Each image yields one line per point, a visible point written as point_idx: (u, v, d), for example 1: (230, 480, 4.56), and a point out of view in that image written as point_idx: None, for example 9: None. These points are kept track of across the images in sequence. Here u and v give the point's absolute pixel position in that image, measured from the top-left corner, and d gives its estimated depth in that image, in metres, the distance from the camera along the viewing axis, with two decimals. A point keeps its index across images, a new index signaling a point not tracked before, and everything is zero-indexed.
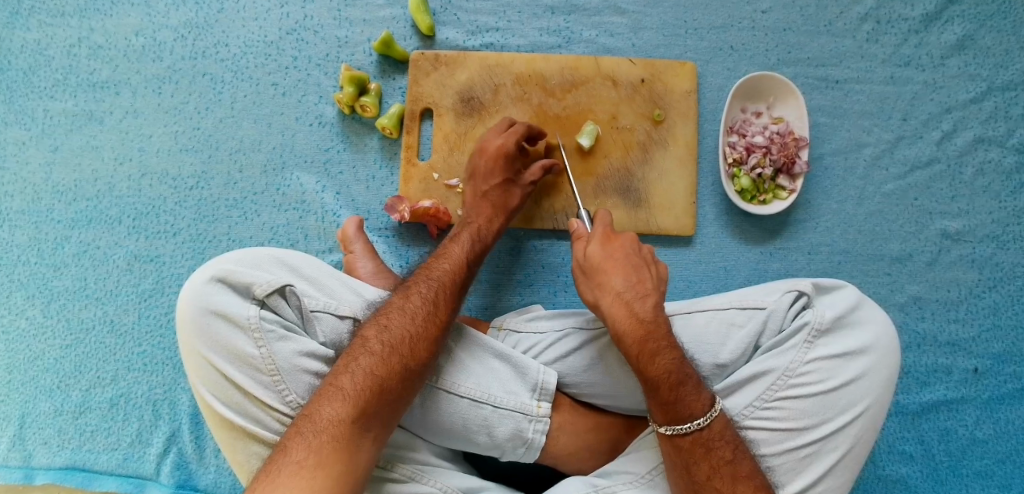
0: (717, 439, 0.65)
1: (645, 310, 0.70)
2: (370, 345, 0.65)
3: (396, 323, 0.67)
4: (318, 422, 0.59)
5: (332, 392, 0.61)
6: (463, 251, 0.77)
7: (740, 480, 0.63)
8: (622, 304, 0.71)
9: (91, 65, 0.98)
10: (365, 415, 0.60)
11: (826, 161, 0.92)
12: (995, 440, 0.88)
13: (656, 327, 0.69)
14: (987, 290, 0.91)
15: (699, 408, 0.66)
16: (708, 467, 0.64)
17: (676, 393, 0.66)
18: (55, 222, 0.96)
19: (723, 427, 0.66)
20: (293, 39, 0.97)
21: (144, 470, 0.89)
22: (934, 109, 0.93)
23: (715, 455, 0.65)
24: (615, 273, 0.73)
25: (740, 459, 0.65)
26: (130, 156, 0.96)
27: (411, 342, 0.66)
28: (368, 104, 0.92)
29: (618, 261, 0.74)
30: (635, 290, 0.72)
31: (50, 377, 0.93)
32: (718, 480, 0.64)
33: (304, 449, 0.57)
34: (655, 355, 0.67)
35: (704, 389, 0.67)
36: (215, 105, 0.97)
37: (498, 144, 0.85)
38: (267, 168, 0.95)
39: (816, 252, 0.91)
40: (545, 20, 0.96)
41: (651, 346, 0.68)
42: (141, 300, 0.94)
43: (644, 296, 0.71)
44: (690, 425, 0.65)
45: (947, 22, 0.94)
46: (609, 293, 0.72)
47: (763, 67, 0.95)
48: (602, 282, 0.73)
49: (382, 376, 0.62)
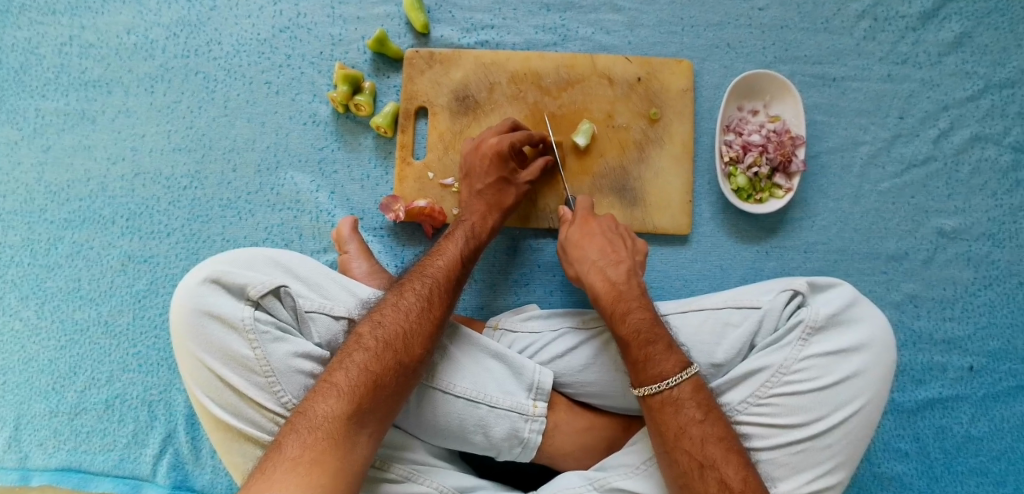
0: (688, 400, 0.66)
1: (618, 275, 0.77)
2: (365, 341, 0.64)
3: (390, 319, 0.67)
4: (313, 418, 0.59)
5: (326, 388, 0.61)
6: (459, 248, 0.77)
7: (711, 441, 0.64)
8: (597, 272, 0.77)
9: (82, 64, 0.97)
10: (361, 410, 0.60)
11: (822, 160, 0.92)
12: (990, 437, 0.89)
13: (628, 290, 0.75)
14: (982, 289, 0.91)
15: (669, 370, 0.67)
16: (678, 424, 0.65)
17: (645, 353, 0.69)
18: (48, 223, 0.95)
19: (694, 390, 0.67)
20: (286, 37, 0.96)
21: (140, 471, 0.89)
22: (931, 107, 0.93)
23: (682, 414, 0.65)
24: (591, 246, 0.80)
25: (712, 422, 0.65)
26: (122, 156, 0.96)
27: (406, 338, 0.65)
28: (362, 103, 0.91)
29: (593, 236, 0.81)
30: (607, 259, 0.78)
31: (44, 379, 0.92)
32: (687, 441, 0.64)
33: (300, 446, 0.56)
34: (625, 315, 0.72)
35: (676, 352, 0.69)
36: (208, 104, 0.96)
37: (490, 142, 0.84)
38: (261, 167, 0.94)
39: (812, 251, 0.91)
40: (541, 18, 0.95)
41: (623, 305, 0.74)
42: (135, 301, 0.93)
43: (617, 263, 0.78)
44: (659, 384, 0.67)
45: (944, 20, 0.93)
46: (585, 263, 0.79)
47: (759, 65, 0.94)
48: (579, 257, 0.80)
49: (377, 373, 0.62)
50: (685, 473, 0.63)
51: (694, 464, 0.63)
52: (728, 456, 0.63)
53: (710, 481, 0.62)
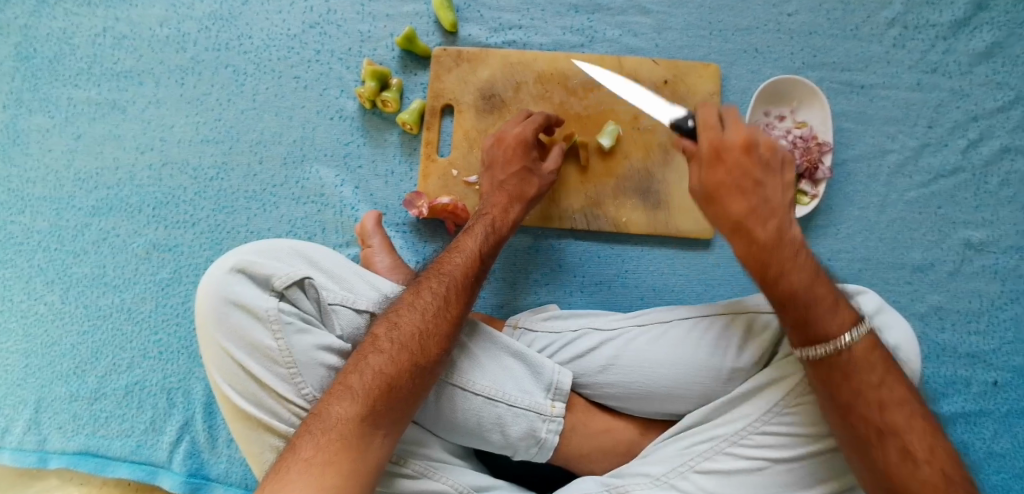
0: (863, 361, 0.59)
1: (770, 232, 0.63)
2: (380, 343, 0.64)
3: (407, 320, 0.66)
4: (327, 421, 0.59)
5: (341, 391, 0.61)
6: (478, 244, 0.76)
7: (892, 408, 0.58)
8: (742, 232, 0.64)
9: (115, 55, 0.98)
10: (375, 413, 0.60)
11: (848, 167, 0.91)
12: (1013, 454, 0.87)
13: (781, 249, 0.62)
14: (1009, 302, 0.90)
15: (836, 331, 0.59)
16: (851, 392, 0.59)
17: (808, 314, 0.60)
18: (76, 210, 0.96)
19: (868, 349, 0.59)
20: (315, 33, 0.97)
21: (156, 457, 0.90)
22: (960, 117, 0.92)
23: (858, 381, 0.59)
24: (732, 194, 0.64)
25: (892, 384, 0.59)
26: (151, 146, 0.97)
27: (422, 339, 0.65)
28: (389, 99, 0.92)
29: (732, 182, 0.64)
30: (756, 212, 0.63)
31: (66, 363, 0.93)
32: (864, 406, 0.58)
33: (315, 447, 0.57)
34: (779, 279, 0.61)
35: (843, 309, 0.60)
36: (237, 97, 0.97)
37: (514, 133, 0.84)
38: (286, 160, 0.95)
39: (836, 259, 0.90)
40: (569, 19, 0.95)
41: (775, 269, 0.62)
42: (158, 289, 0.94)
43: (768, 216, 0.63)
44: (826, 347, 0.59)
45: (976, 29, 0.93)
46: (727, 218, 0.64)
47: (787, 70, 0.94)
48: (718, 206, 0.65)
49: (391, 375, 0.62)
50: (864, 440, 0.58)
51: (872, 429, 0.58)
52: (912, 422, 0.57)
53: (892, 449, 0.57)
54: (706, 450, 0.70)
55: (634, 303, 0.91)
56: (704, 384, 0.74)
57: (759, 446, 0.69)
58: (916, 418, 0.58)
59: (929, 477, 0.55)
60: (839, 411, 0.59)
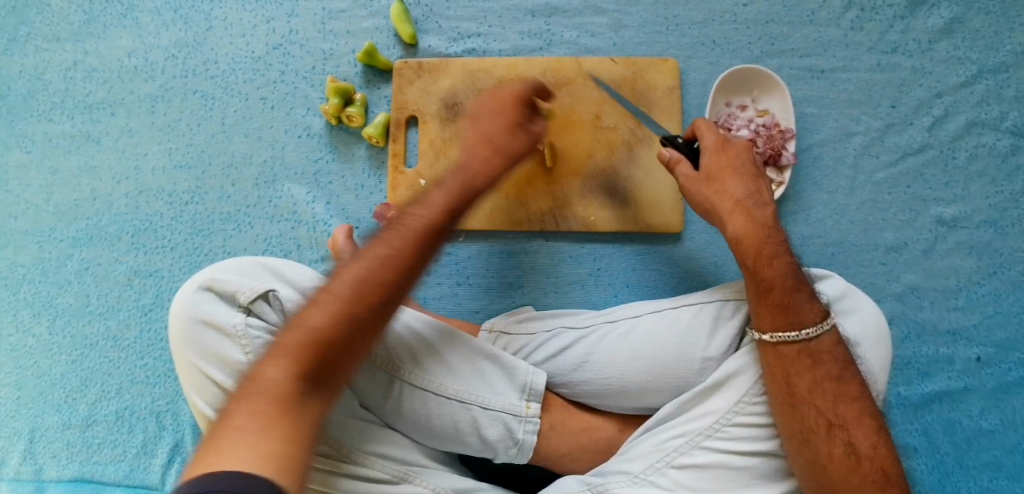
0: (826, 354, 0.66)
1: (764, 217, 0.71)
2: (319, 295, 0.54)
3: (349, 271, 0.56)
4: (258, 386, 0.48)
5: (280, 349, 0.51)
6: (444, 198, 0.67)
7: (843, 401, 0.63)
8: (743, 212, 0.72)
9: (87, 88, 1.01)
10: (313, 372, 0.50)
11: (814, 152, 0.91)
12: (1002, 429, 0.86)
13: (774, 233, 0.70)
14: (986, 277, 0.89)
15: (812, 318, 0.67)
16: (811, 380, 0.65)
17: (789, 298, 0.67)
18: (57, 241, 0.98)
19: (832, 345, 0.66)
20: (279, 54, 0.99)
21: (149, 481, 0.91)
22: (924, 95, 0.91)
23: (820, 371, 0.65)
24: (735, 179, 0.74)
25: (846, 381, 0.65)
26: (126, 175, 0.99)
27: (369, 287, 0.56)
28: (353, 114, 0.93)
29: (735, 169, 0.74)
30: (753, 199, 0.73)
31: (57, 393, 0.95)
32: (820, 397, 0.64)
33: (248, 415, 0.46)
34: (774, 259, 0.69)
35: (819, 302, 0.68)
36: (207, 121, 0.99)
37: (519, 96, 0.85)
38: (258, 181, 0.97)
39: (808, 245, 0.90)
40: (526, 24, 0.96)
41: (771, 249, 0.69)
42: (141, 314, 0.96)
43: (761, 205, 0.73)
44: (797, 334, 0.66)
45: (933, 7, 0.93)
46: (728, 199, 0.73)
47: (747, 60, 0.94)
48: (720, 188, 0.74)
49: (329, 329, 0.52)
50: (810, 430, 0.63)
51: (822, 422, 0.63)
52: (858, 420, 0.63)
53: (839, 441, 0.62)
54: (683, 443, 0.70)
55: (608, 300, 0.91)
56: (676, 375, 0.74)
57: (732, 438, 0.70)
58: (863, 417, 0.63)
59: (867, 470, 0.60)
60: (794, 403, 0.65)
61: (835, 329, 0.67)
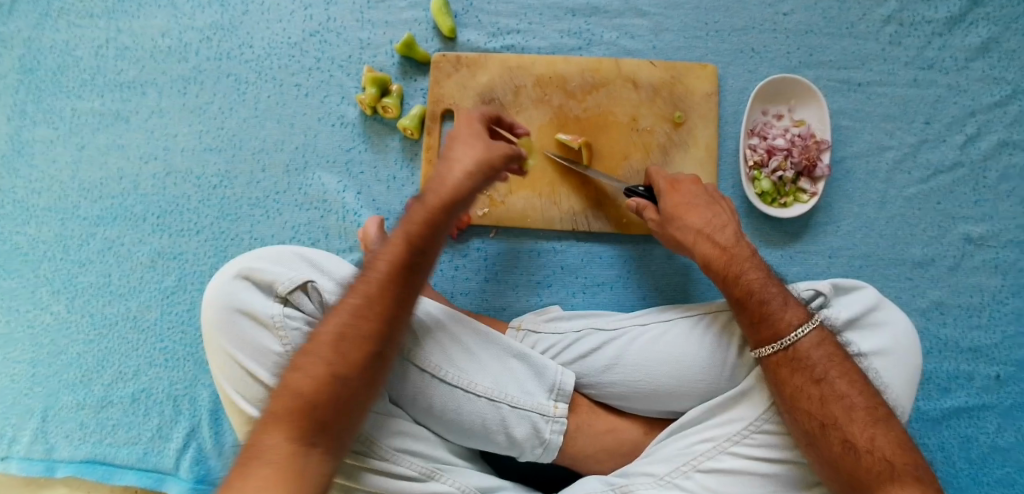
0: (811, 358, 0.65)
1: (726, 239, 0.74)
2: (299, 359, 0.59)
3: (325, 329, 0.61)
4: (249, 451, 0.54)
5: (270, 417, 0.56)
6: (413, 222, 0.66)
7: (830, 401, 0.62)
8: (704, 239, 0.75)
9: (118, 65, 1.00)
10: (303, 431, 0.55)
11: (847, 165, 0.92)
12: (1017, 447, 0.87)
13: (734, 253, 0.72)
14: (1010, 296, 0.90)
15: (784, 327, 0.66)
16: (793, 387, 0.64)
17: (762, 311, 0.68)
18: (80, 219, 0.97)
19: (812, 347, 0.65)
20: (315, 41, 0.98)
21: (163, 465, 0.90)
22: (958, 112, 0.92)
23: (801, 375, 0.65)
24: (692, 212, 0.77)
25: (833, 380, 0.64)
26: (154, 155, 0.98)
27: (343, 344, 0.59)
28: (390, 105, 0.92)
29: (689, 204, 0.78)
30: (713, 223, 0.76)
31: (73, 372, 0.94)
32: (806, 401, 0.64)
33: (253, 475, 0.51)
34: (740, 276, 0.70)
35: (793, 307, 0.67)
36: (239, 105, 0.98)
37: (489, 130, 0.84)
38: (288, 167, 0.96)
39: (837, 256, 0.91)
40: (566, 23, 0.96)
41: (736, 268, 0.71)
42: (163, 297, 0.95)
43: (724, 227, 0.76)
44: (774, 345, 0.66)
45: (972, 25, 0.93)
46: (690, 230, 0.76)
47: (784, 69, 0.94)
48: (682, 221, 0.77)
49: (309, 392, 0.57)
50: (808, 432, 0.63)
51: (815, 423, 0.62)
52: (852, 416, 0.61)
53: (835, 440, 0.61)
54: (707, 450, 0.71)
55: (635, 303, 0.92)
56: (708, 381, 0.75)
57: (760, 446, 0.70)
58: (857, 413, 0.62)
59: (868, 465, 0.59)
60: (786, 408, 0.65)
61: (820, 331, 0.66)
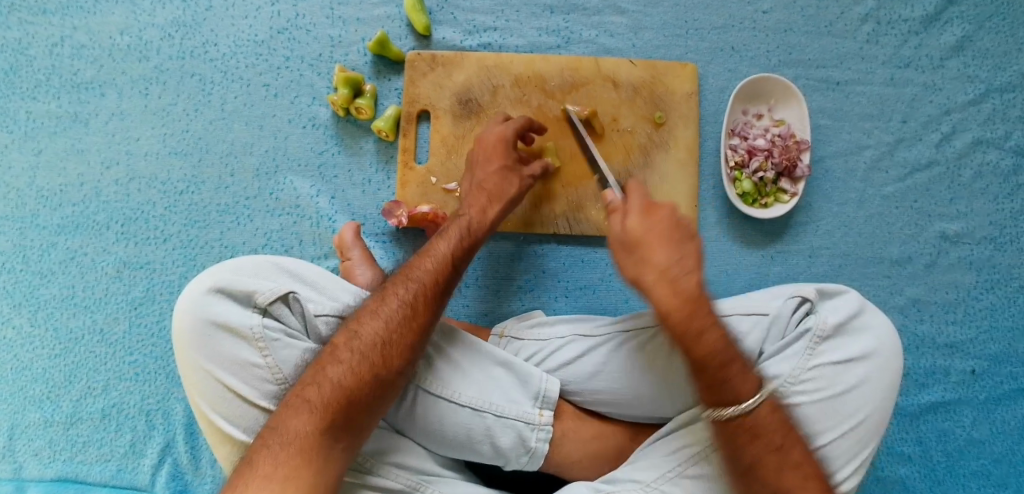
0: (766, 424, 0.62)
1: (689, 288, 0.63)
2: (340, 353, 0.62)
3: (368, 329, 0.64)
4: (285, 434, 0.57)
5: (299, 404, 0.59)
6: (450, 247, 0.72)
7: (787, 469, 0.60)
8: (666, 284, 0.63)
9: (75, 65, 0.95)
10: (330, 426, 0.58)
11: (827, 164, 0.92)
12: (992, 440, 0.89)
13: (703, 304, 0.62)
14: (984, 292, 0.91)
15: (746, 392, 0.62)
16: (751, 453, 0.61)
17: (722, 374, 0.62)
18: (40, 228, 0.93)
19: (770, 412, 0.62)
20: (284, 39, 0.94)
21: (138, 481, 0.87)
22: (933, 111, 0.93)
23: (761, 443, 0.61)
24: (659, 247, 0.64)
25: (789, 447, 0.61)
26: (117, 160, 0.93)
27: (384, 349, 0.63)
28: (363, 107, 0.90)
29: (661, 234, 0.65)
30: (678, 266, 0.63)
31: (38, 388, 0.90)
32: (763, 468, 0.61)
33: (273, 458, 0.55)
34: (701, 335, 0.62)
35: (750, 371, 0.63)
36: (204, 106, 0.94)
37: (494, 133, 0.83)
38: (259, 171, 0.93)
39: (817, 256, 0.91)
40: (544, 20, 0.94)
41: (700, 323, 0.62)
42: (131, 308, 0.91)
43: (688, 271, 0.64)
44: (735, 410, 0.61)
45: (947, 24, 0.93)
46: (653, 269, 0.64)
47: (764, 68, 0.94)
48: (643, 256, 0.65)
49: (350, 388, 0.60)
50: None
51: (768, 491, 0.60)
52: (803, 483, 0.60)
53: None
54: (692, 455, 0.69)
55: (618, 306, 0.91)
56: None
57: None
58: (810, 480, 0.60)
59: None
60: (740, 473, 0.62)
61: (773, 396, 0.63)
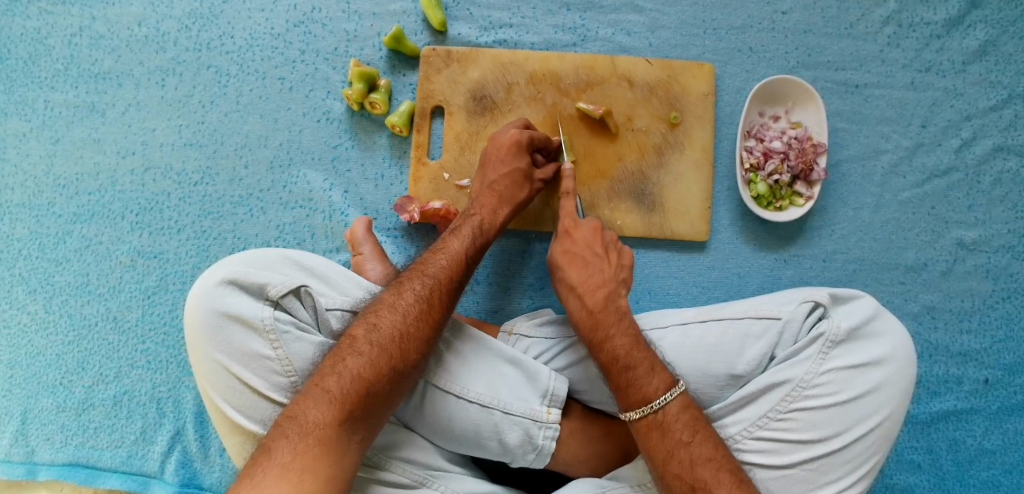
0: (675, 421, 0.64)
1: (595, 301, 0.73)
2: (359, 345, 0.62)
3: (386, 321, 0.64)
4: (304, 424, 0.56)
5: (317, 394, 0.58)
6: (462, 245, 0.74)
7: (701, 464, 0.61)
8: (575, 299, 0.74)
9: (93, 56, 0.95)
10: (349, 417, 0.58)
11: (843, 168, 0.91)
12: (1004, 451, 0.88)
13: (606, 315, 0.71)
14: (1000, 301, 0.90)
15: (651, 393, 0.65)
16: (662, 451, 0.63)
17: (626, 378, 0.67)
18: (56, 217, 0.94)
19: (680, 410, 0.64)
20: (300, 32, 0.94)
21: (147, 468, 0.88)
22: (954, 116, 0.91)
23: (670, 439, 0.63)
24: (572, 267, 0.76)
25: (700, 443, 0.62)
26: (133, 150, 0.94)
27: (402, 343, 0.63)
28: (377, 101, 0.90)
29: (575, 256, 0.77)
30: (588, 283, 0.74)
31: (52, 374, 0.91)
32: (676, 464, 0.62)
33: (290, 449, 0.54)
34: (605, 342, 0.69)
35: (660, 373, 0.66)
36: (220, 99, 0.94)
37: (508, 136, 0.82)
38: (273, 164, 0.93)
39: (831, 260, 0.90)
40: (561, 17, 0.93)
41: (600, 332, 0.70)
42: (144, 297, 0.92)
43: (598, 287, 0.74)
44: (644, 409, 0.65)
45: (970, 28, 0.92)
46: (565, 287, 0.76)
47: (782, 70, 0.93)
48: (561, 277, 0.77)
49: (369, 379, 0.60)
50: None
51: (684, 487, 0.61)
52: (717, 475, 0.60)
53: None
54: None
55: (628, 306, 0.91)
56: (701, 389, 0.72)
57: (752, 452, 0.68)
58: (723, 472, 0.60)
59: None
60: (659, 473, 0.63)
61: (686, 394, 0.66)
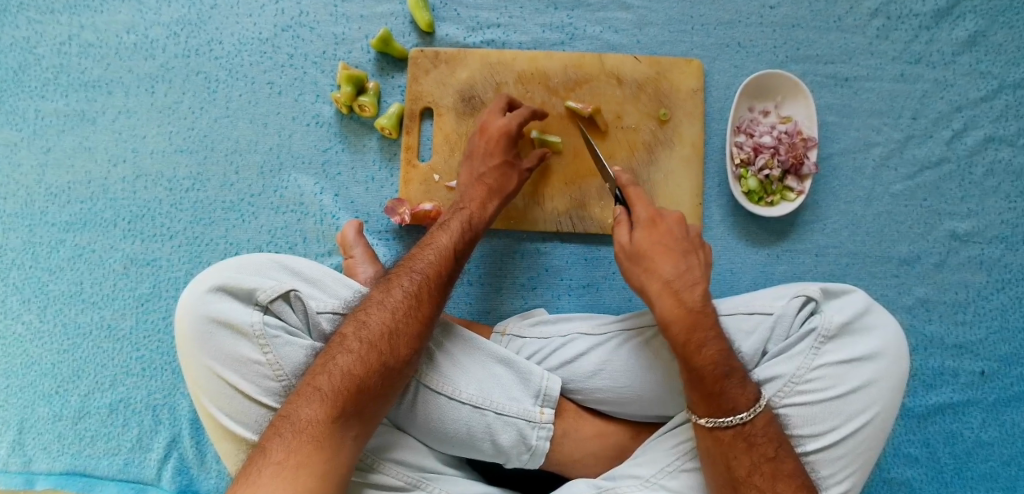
0: (758, 433, 0.63)
1: (694, 299, 0.67)
2: (349, 343, 0.62)
3: (375, 318, 0.64)
4: (296, 423, 0.56)
5: (309, 392, 0.58)
6: (451, 239, 0.74)
7: (781, 480, 0.61)
8: (671, 295, 0.67)
9: (82, 64, 0.95)
10: (342, 414, 0.57)
11: (834, 161, 0.91)
12: (1001, 443, 0.88)
13: (703, 318, 0.66)
14: (995, 292, 0.90)
15: (745, 402, 0.63)
16: (749, 463, 0.61)
17: (719, 386, 0.63)
18: (49, 225, 0.94)
19: (766, 423, 0.63)
20: (288, 36, 0.94)
21: (144, 475, 0.88)
22: (944, 108, 0.91)
23: (757, 452, 0.62)
24: (665, 259, 0.69)
25: (783, 459, 0.62)
26: (123, 157, 0.94)
27: (391, 338, 0.63)
28: (366, 104, 0.90)
29: (665, 248, 0.70)
30: (684, 279, 0.68)
31: (48, 383, 0.91)
32: (757, 476, 0.61)
33: (283, 447, 0.55)
34: (701, 346, 0.64)
35: (749, 384, 0.64)
36: (210, 104, 0.94)
37: (499, 124, 0.83)
38: (264, 169, 0.93)
39: (823, 255, 0.90)
40: (548, 16, 0.93)
41: (699, 336, 0.65)
42: (138, 304, 0.92)
43: (693, 284, 0.68)
44: (732, 418, 0.62)
45: (959, 18, 0.92)
46: (656, 280, 0.68)
47: (771, 65, 0.93)
48: (649, 268, 0.69)
49: (360, 376, 0.60)
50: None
51: None
52: (773, 485, 0.60)
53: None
54: (692, 448, 0.69)
55: (622, 304, 0.91)
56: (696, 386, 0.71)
57: None
58: (779, 480, 0.61)
59: None
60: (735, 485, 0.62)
61: (767, 408, 0.64)
